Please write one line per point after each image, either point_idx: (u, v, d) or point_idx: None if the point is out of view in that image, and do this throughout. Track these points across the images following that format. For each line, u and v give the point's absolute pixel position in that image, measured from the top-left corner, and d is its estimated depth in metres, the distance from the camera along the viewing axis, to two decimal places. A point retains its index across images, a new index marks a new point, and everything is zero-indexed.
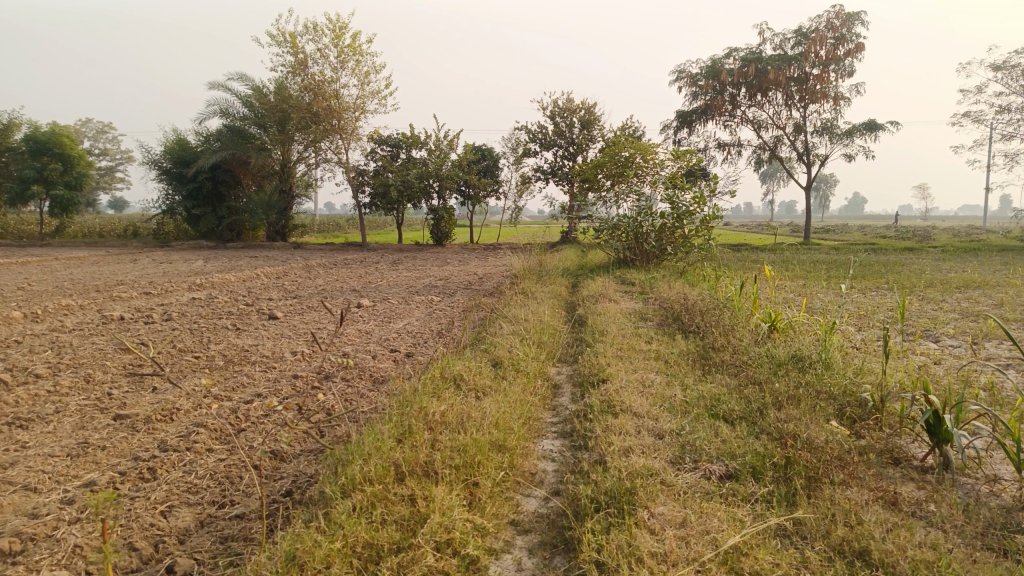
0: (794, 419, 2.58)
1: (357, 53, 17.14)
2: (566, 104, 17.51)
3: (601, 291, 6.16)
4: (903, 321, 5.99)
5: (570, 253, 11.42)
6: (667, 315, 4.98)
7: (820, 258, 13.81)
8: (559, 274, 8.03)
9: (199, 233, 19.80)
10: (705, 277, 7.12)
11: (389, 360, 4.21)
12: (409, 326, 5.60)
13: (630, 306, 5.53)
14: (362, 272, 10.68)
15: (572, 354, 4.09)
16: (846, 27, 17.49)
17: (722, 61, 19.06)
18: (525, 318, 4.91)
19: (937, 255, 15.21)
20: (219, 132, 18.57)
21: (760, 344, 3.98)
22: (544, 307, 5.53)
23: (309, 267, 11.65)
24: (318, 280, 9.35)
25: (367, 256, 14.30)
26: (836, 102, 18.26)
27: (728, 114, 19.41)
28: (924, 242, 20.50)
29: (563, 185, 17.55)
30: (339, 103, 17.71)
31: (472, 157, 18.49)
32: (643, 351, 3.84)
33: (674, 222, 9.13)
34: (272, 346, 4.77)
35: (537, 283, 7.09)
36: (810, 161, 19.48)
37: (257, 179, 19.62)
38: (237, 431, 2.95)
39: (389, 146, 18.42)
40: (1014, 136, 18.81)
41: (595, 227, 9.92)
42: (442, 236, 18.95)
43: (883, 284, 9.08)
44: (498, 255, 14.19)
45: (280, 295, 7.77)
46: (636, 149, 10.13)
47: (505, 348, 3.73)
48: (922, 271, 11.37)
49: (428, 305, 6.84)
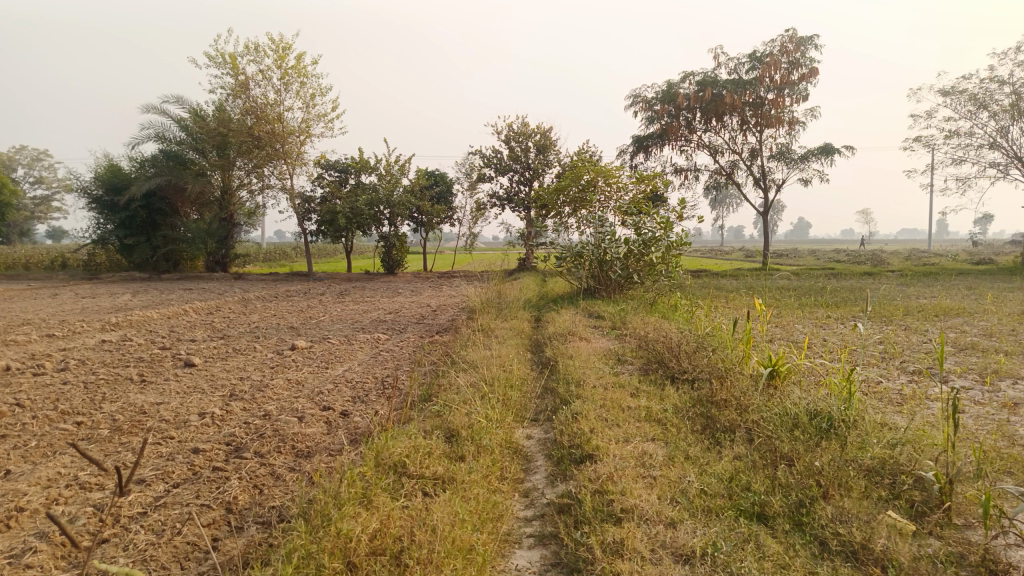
0: (852, 519, 1.94)
1: (302, 74, 16.41)
2: (521, 128, 16.99)
3: (568, 328, 5.48)
4: (901, 357, 5.45)
5: (529, 283, 10.77)
6: (648, 358, 4.33)
7: (783, 285, 13.45)
8: (521, 307, 7.36)
9: (133, 264, 18.56)
10: (679, 310, 6.53)
11: (320, 425, 3.44)
12: (349, 373, 4.83)
13: (604, 346, 4.86)
14: (305, 306, 9.82)
15: (543, 411, 3.40)
16: (799, 52, 17.41)
17: (676, 85, 18.83)
18: (485, 362, 4.20)
19: (897, 280, 15.04)
20: (154, 156, 17.52)
21: (765, 398, 3.34)
22: (505, 348, 4.81)
23: (246, 301, 10.72)
24: (254, 317, 8.46)
25: (312, 287, 13.40)
26: (791, 127, 18.16)
27: (684, 139, 19.15)
28: (879, 266, 20.49)
29: (519, 211, 16.97)
30: (284, 127, 16.88)
31: (425, 183, 17.80)
32: (631, 409, 3.17)
33: (640, 249, 8.55)
34: (179, 404, 3.94)
35: (496, 318, 6.38)
36: (766, 186, 19.31)
37: (196, 207, 18.55)
38: (97, 544, 2.16)
39: (337, 172, 17.61)
40: (964, 161, 18.98)
41: (556, 255, 9.29)
42: (394, 265, 18.13)
43: (857, 312, 8.65)
44: (453, 285, 13.48)
45: (205, 335, 6.88)
46: (597, 171, 9.56)
47: (464, 409, 3.01)
48: (890, 296, 11.04)
49: (374, 345, 6.08)
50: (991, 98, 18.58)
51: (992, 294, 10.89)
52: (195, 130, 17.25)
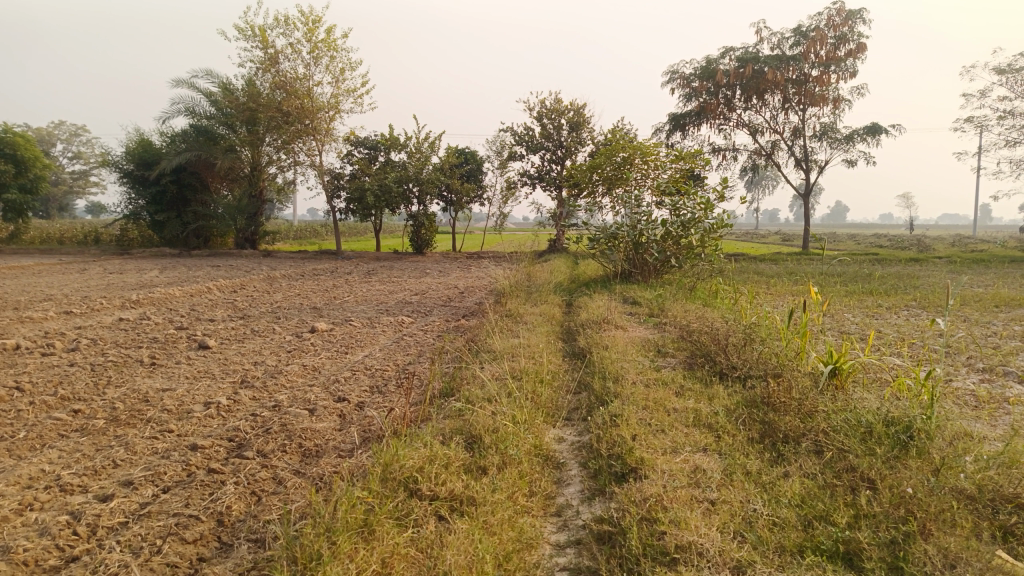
0: (960, 567, 1.59)
1: (331, 48, 16.11)
2: (554, 104, 16.52)
3: (603, 314, 5.11)
4: (967, 353, 4.99)
5: (560, 265, 10.39)
6: (692, 351, 3.96)
7: (825, 270, 12.90)
8: (552, 290, 7.00)
9: (163, 240, 18.55)
10: (720, 298, 6.11)
11: (332, 420, 3.15)
12: (369, 360, 4.53)
13: (641, 335, 4.49)
14: (330, 285, 9.57)
15: (577, 410, 3.06)
16: (847, 26, 16.59)
17: (716, 61, 18.14)
18: (515, 353, 3.87)
19: (946, 267, 14.35)
20: (184, 132, 17.42)
21: (828, 401, 2.95)
22: (534, 337, 4.47)
23: (271, 279, 10.51)
24: (277, 296, 8.22)
25: (339, 266, 13.18)
26: (836, 105, 17.41)
27: (723, 118, 18.49)
28: (925, 252, 19.67)
29: (550, 190, 16.55)
30: (313, 102, 16.65)
31: (455, 161, 17.45)
32: (677, 410, 2.81)
33: (679, 231, 8.11)
34: (186, 392, 3.68)
35: (526, 302, 6.04)
36: (808, 167, 18.58)
37: (226, 183, 18.43)
38: (66, 564, 1.89)
39: (366, 149, 17.33)
40: (1019, 143, 18.05)
41: (589, 237, 8.89)
42: (422, 244, 17.86)
43: (909, 301, 8.13)
44: (481, 265, 13.18)
45: (224, 315, 6.65)
46: (635, 149, 9.10)
47: (489, 408, 2.68)
48: (942, 284, 10.45)
49: (397, 329, 5.78)
50: None
51: None
52: (225, 105, 17.09)
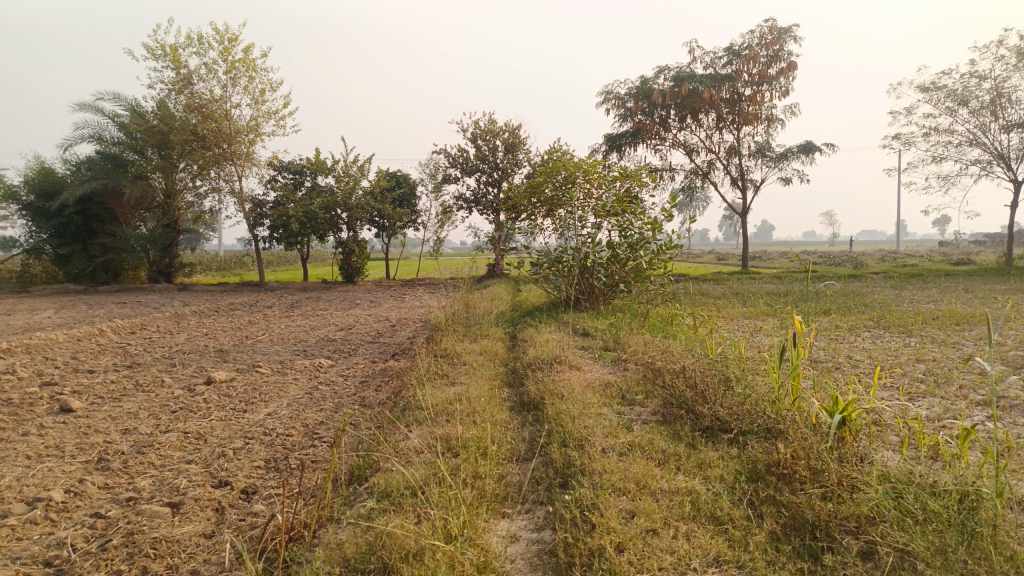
0: None
1: (250, 68, 15.18)
2: (488, 125, 15.93)
3: (554, 352, 4.39)
4: (957, 382, 4.45)
5: (500, 293, 9.67)
6: (663, 399, 3.29)
7: (770, 289, 12.59)
8: (493, 322, 6.26)
9: (68, 276, 17.03)
10: (679, 327, 5.48)
11: (203, 523, 2.32)
12: (271, 421, 3.68)
13: (600, 377, 3.80)
14: (247, 322, 8.59)
15: (533, 493, 2.33)
16: (779, 44, 16.49)
17: (651, 80, 17.85)
18: (450, 412, 3.12)
19: (885, 282, 14.29)
20: (90, 158, 16.11)
21: (852, 467, 2.31)
22: (473, 384, 3.73)
23: (179, 317, 9.43)
24: (179, 338, 7.21)
25: (261, 299, 12.16)
26: (770, 124, 17.37)
27: (659, 138, 18.23)
28: (860, 268, 19.83)
29: (486, 214, 15.91)
30: (231, 125, 15.63)
31: (386, 184, 16.65)
32: (666, 494, 2.13)
33: (626, 253, 7.53)
34: (13, 482, 2.78)
35: (463, 338, 5.30)
36: (744, 185, 18.47)
37: (138, 212, 17.08)
38: None
39: (291, 173, 16.36)
40: (944, 159, 18.35)
41: (531, 261, 8.19)
42: (353, 273, 16.91)
43: (867, 321, 7.72)
44: (416, 295, 12.37)
45: (109, 365, 5.64)
46: (578, 165, 8.46)
47: (414, 512, 1.93)
48: (891, 301, 10.17)
49: (313, 375, 4.93)
50: (971, 93, 17.96)
51: (998, 297, 10.08)
52: (134, 128, 15.88)
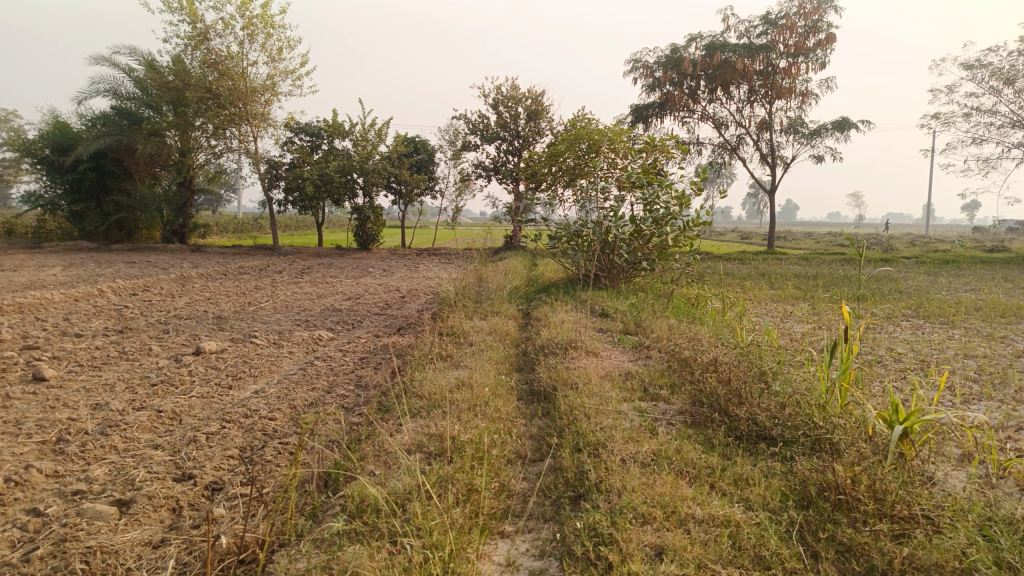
0: None
1: (268, 25, 14.74)
2: (511, 91, 15.40)
3: (569, 334, 4.01)
4: (1017, 383, 4.00)
5: (516, 266, 9.27)
6: (690, 395, 2.92)
7: (798, 271, 12.07)
8: (506, 298, 5.88)
9: (82, 233, 16.82)
10: (706, 311, 5.06)
11: (152, 529, 1.99)
12: (256, 401, 3.35)
13: (619, 366, 3.42)
14: (252, 288, 8.27)
15: (538, 510, 1.97)
16: (818, 14, 15.71)
17: (681, 49, 17.14)
18: (450, 402, 2.76)
19: (918, 267, 13.71)
20: (105, 114, 15.81)
21: (923, 496, 1.93)
22: (479, 369, 3.37)
23: (185, 279, 9.13)
24: (179, 302, 6.90)
25: (272, 263, 11.87)
26: (804, 98, 16.66)
27: (688, 110, 17.58)
28: (891, 251, 19.17)
29: (506, 183, 15.46)
30: (247, 84, 15.24)
31: (403, 150, 16.22)
32: (699, 524, 1.76)
33: (651, 229, 7.09)
34: None
35: (473, 315, 4.93)
36: (774, 162, 17.82)
37: (152, 171, 16.79)
38: None
39: (307, 136, 15.98)
40: (985, 141, 17.56)
41: (549, 234, 7.77)
42: (368, 239, 16.59)
43: (905, 309, 7.25)
44: (430, 264, 11.98)
45: (99, 328, 5.33)
46: (603, 134, 7.99)
47: (392, 541, 1.58)
48: (928, 288, 9.65)
49: (310, 348, 4.58)
50: (1018, 72, 17.08)
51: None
52: (149, 84, 15.54)
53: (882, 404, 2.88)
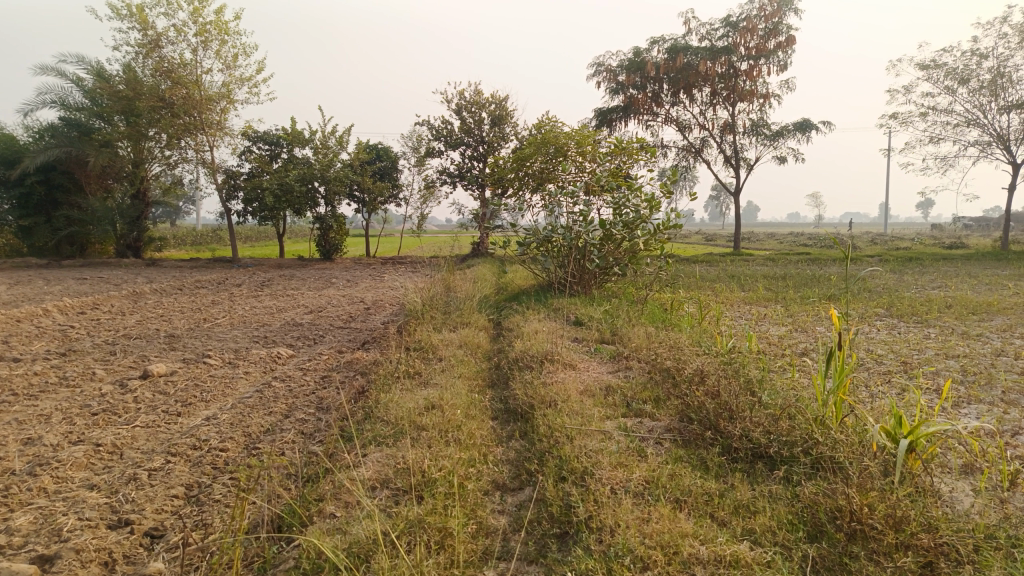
0: None
1: (223, 32, 14.34)
2: (474, 96, 15.21)
3: (544, 346, 3.81)
4: (1002, 383, 3.91)
5: (484, 273, 9.06)
6: (677, 410, 2.73)
7: (765, 272, 12.06)
8: (475, 307, 5.66)
9: (30, 249, 16.16)
10: (681, 317, 4.91)
11: None
12: (207, 429, 3.08)
13: (598, 380, 3.23)
14: (208, 303, 7.91)
15: (519, 551, 1.76)
16: (778, 16, 15.81)
17: (644, 52, 17.11)
18: (420, 427, 2.53)
19: (881, 266, 13.84)
20: (52, 125, 15.22)
21: (942, 520, 1.77)
22: (450, 387, 3.15)
23: (137, 295, 8.73)
24: (129, 320, 6.54)
25: (230, 277, 11.47)
26: (766, 100, 16.76)
27: (651, 113, 17.58)
28: (854, 250, 19.38)
29: (471, 190, 15.24)
30: (203, 92, 14.82)
31: (365, 157, 15.92)
32: (705, 566, 1.56)
33: (621, 233, 6.93)
34: None
35: (441, 328, 4.70)
36: (738, 164, 17.90)
37: (104, 183, 16.23)
38: None
39: (266, 145, 15.59)
40: (942, 139, 17.85)
41: (517, 241, 7.57)
42: (331, 249, 16.22)
43: (877, 309, 7.20)
44: (395, 274, 11.71)
45: (40, 351, 4.97)
46: (570, 137, 7.82)
47: None
48: (896, 286, 9.66)
49: (268, 368, 4.31)
50: (973, 71, 17.41)
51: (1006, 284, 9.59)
52: (99, 93, 15.01)
53: (880, 415, 2.73)
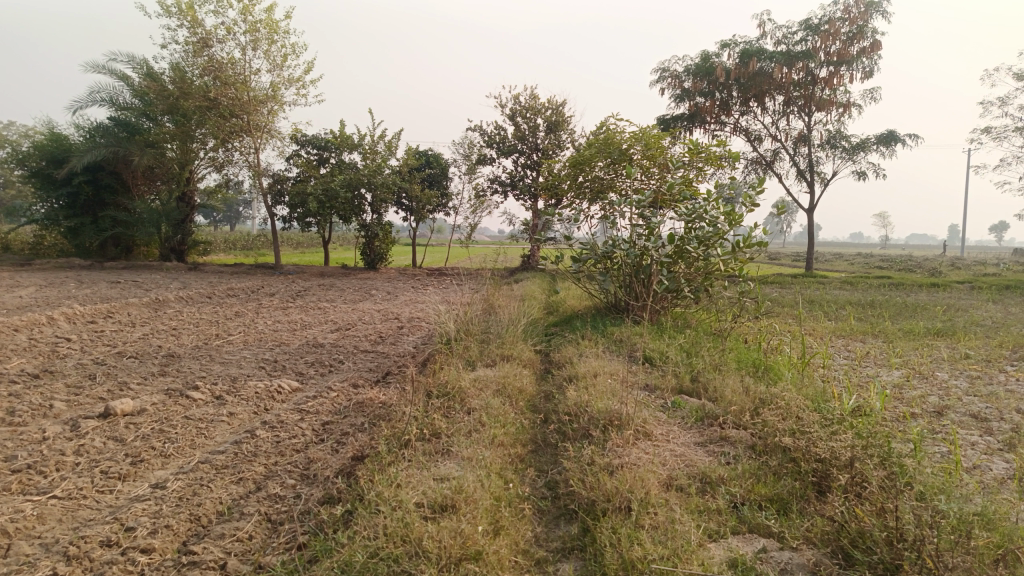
0: None
1: (274, 30, 13.85)
2: (530, 101, 14.39)
3: (607, 400, 2.87)
4: None
5: (534, 291, 8.15)
6: (819, 535, 1.78)
7: (847, 297, 10.84)
8: (521, 335, 4.72)
9: (76, 250, 15.92)
10: (778, 360, 3.87)
11: None
12: (143, 511, 2.23)
13: (686, 463, 2.28)
14: (229, 315, 7.17)
15: None
16: (865, 18, 14.50)
17: (713, 57, 16.01)
18: (421, 554, 1.63)
19: (975, 294, 12.46)
20: (102, 125, 14.98)
21: None
22: (476, 464, 2.25)
23: (160, 304, 8.06)
24: (134, 333, 5.82)
25: (266, 285, 10.84)
26: (846, 110, 15.45)
27: (718, 122, 16.46)
28: (939, 275, 17.80)
29: (523, 199, 14.40)
30: (252, 94, 14.36)
31: (415, 163, 15.25)
32: None
33: (696, 251, 5.89)
34: None
35: (476, 365, 3.79)
36: (812, 178, 16.59)
37: (153, 185, 15.92)
38: None
39: (314, 148, 15.05)
40: None
41: (572, 255, 6.64)
42: (376, 258, 15.58)
43: (1002, 348, 6.01)
44: (440, 287, 10.87)
45: (11, 371, 4.24)
46: (636, 139, 6.83)
47: None
48: (1006, 319, 8.38)
49: (259, 408, 3.45)
50: None
51: None
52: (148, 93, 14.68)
53: None
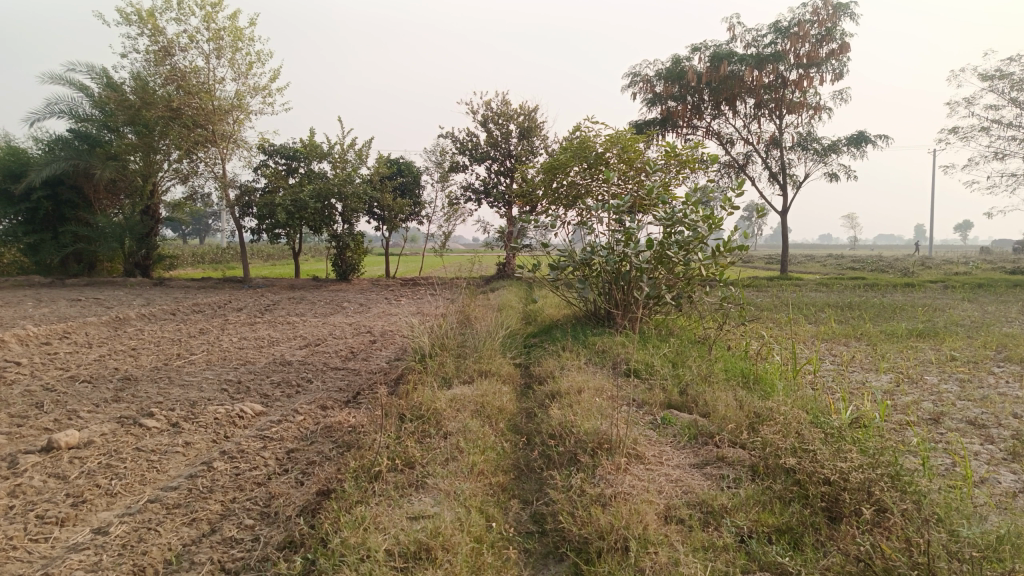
0: None
1: (238, 38, 13.53)
2: (502, 108, 14.22)
3: (593, 419, 2.68)
4: None
5: (511, 300, 7.94)
6: (839, 572, 1.60)
7: (824, 299, 10.79)
8: (498, 348, 4.52)
9: (36, 267, 15.39)
10: (767, 368, 3.71)
11: None
12: (81, 562, 1.98)
13: (684, 489, 2.09)
14: (193, 332, 6.86)
15: None
16: (833, 20, 14.58)
17: (684, 61, 15.99)
18: None
19: (948, 293, 12.51)
20: (61, 138, 14.51)
21: None
22: (455, 498, 2.03)
23: (120, 322, 7.71)
24: (90, 355, 5.51)
25: (233, 299, 10.51)
26: (816, 112, 15.51)
27: (690, 126, 16.45)
28: (910, 274, 17.94)
29: (497, 207, 14.22)
30: (216, 103, 14.02)
31: (386, 171, 15.00)
32: None
33: (676, 255, 5.74)
34: None
35: (451, 381, 3.58)
36: (785, 181, 16.63)
37: (115, 199, 15.46)
38: None
39: (283, 158, 14.72)
40: (1008, 155, 16.44)
41: (549, 262, 6.45)
42: (348, 269, 15.29)
43: (985, 347, 5.94)
44: (414, 298, 10.62)
45: None
46: (611, 142, 6.67)
47: None
48: (984, 318, 8.36)
49: (219, 435, 3.20)
50: None
51: None
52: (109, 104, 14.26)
53: None
